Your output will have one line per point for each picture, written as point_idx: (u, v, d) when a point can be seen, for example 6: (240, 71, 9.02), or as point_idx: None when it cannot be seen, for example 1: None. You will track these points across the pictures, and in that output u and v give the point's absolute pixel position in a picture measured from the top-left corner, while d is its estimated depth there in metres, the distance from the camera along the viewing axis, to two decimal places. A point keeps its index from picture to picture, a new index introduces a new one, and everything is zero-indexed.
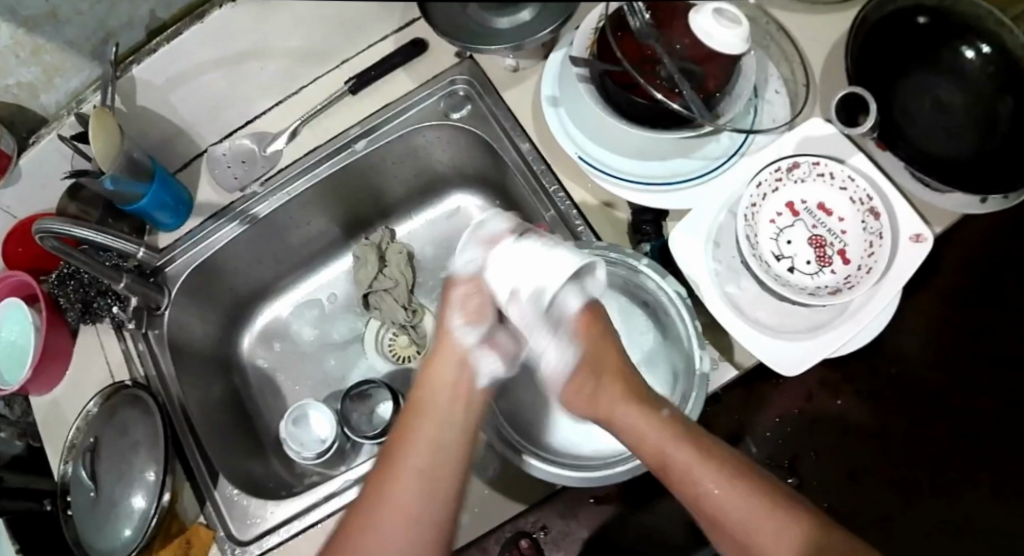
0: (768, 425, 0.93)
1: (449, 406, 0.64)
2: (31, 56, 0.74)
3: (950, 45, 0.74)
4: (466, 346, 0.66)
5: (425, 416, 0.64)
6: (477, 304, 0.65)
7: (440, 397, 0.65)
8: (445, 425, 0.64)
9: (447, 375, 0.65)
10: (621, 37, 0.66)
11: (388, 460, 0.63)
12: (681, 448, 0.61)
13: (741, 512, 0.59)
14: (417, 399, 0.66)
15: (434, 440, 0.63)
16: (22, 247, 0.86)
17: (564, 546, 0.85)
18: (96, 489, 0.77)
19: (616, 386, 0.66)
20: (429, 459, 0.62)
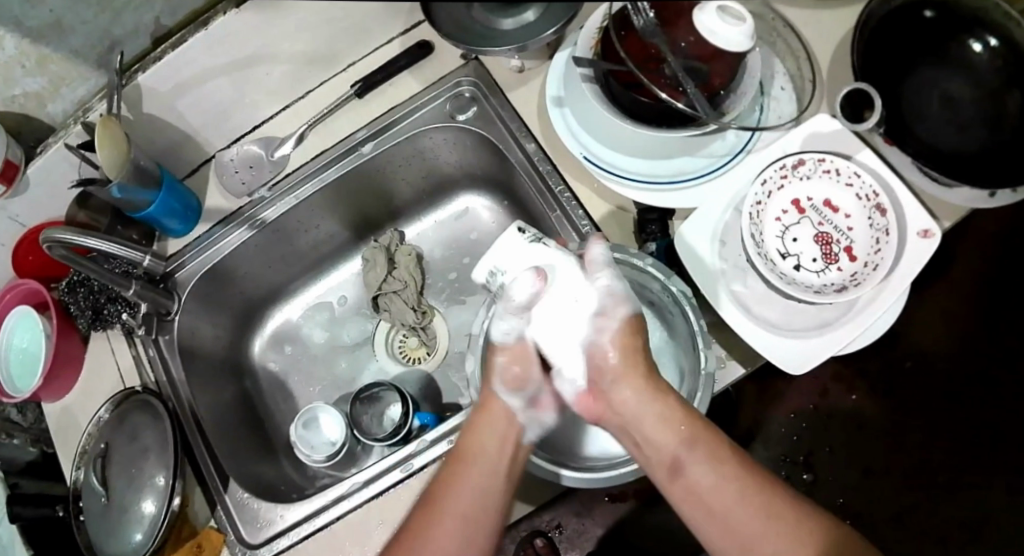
0: (782, 422, 1.01)
1: (497, 463, 0.62)
2: (37, 65, 0.75)
3: (957, 38, 0.74)
4: (512, 408, 0.64)
5: (468, 469, 0.62)
6: (521, 370, 0.63)
7: (488, 452, 0.62)
8: (491, 478, 0.61)
9: (493, 431, 0.63)
10: (625, 36, 0.66)
11: (431, 509, 0.60)
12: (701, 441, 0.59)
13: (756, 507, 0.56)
14: (459, 453, 0.64)
15: (482, 490, 0.61)
16: (33, 255, 0.87)
17: (579, 543, 0.95)
18: (107, 495, 0.78)
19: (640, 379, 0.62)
20: (476, 509, 0.60)
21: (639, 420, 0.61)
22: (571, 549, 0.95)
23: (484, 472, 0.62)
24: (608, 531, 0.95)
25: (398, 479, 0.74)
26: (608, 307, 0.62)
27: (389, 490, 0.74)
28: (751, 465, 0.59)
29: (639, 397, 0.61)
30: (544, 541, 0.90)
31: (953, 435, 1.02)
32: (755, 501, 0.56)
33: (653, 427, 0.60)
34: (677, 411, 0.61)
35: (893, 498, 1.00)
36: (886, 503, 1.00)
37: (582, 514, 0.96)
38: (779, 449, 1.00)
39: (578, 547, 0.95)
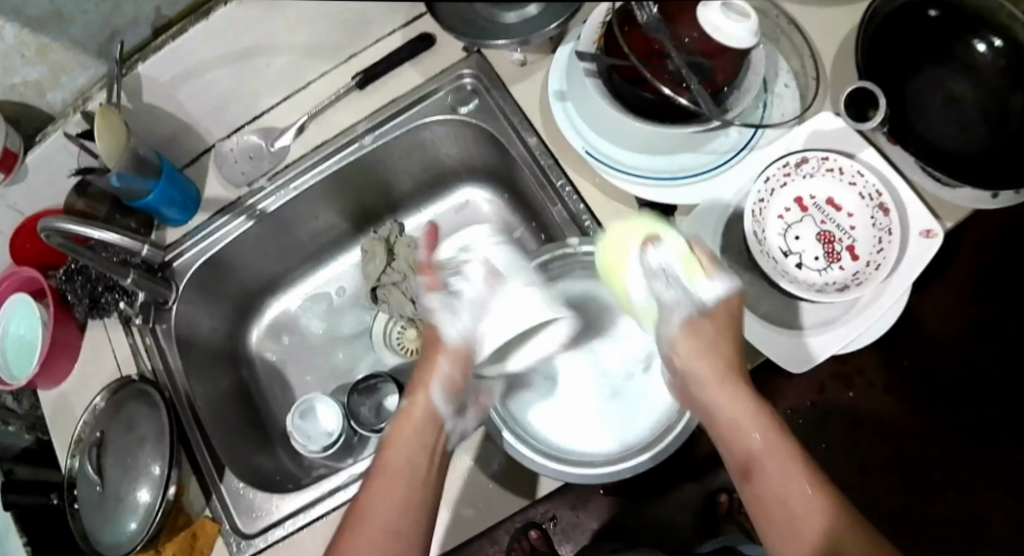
0: (779, 417, 1.00)
1: (419, 465, 0.63)
2: (37, 54, 0.74)
3: (962, 38, 0.73)
4: (438, 411, 0.65)
5: (394, 474, 0.62)
6: (461, 374, 0.66)
7: (409, 451, 0.63)
8: (416, 482, 0.62)
9: (416, 429, 0.64)
10: (628, 32, 0.65)
11: (357, 515, 0.60)
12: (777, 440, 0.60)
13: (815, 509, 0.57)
14: (386, 460, 0.63)
15: (407, 495, 0.61)
16: (30, 243, 0.86)
17: (573, 536, 0.99)
18: (102, 483, 0.78)
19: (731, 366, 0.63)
20: (397, 501, 0.60)
21: (726, 407, 0.62)
22: (564, 541, 0.99)
23: (402, 469, 0.62)
24: (602, 525, 0.99)
25: None
26: (709, 277, 0.63)
27: None
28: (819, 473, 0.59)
29: (733, 387, 0.62)
30: (539, 533, 0.97)
31: (946, 434, 1.03)
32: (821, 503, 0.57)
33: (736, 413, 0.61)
34: (754, 408, 0.61)
35: (882, 493, 1.01)
36: (878, 499, 1.01)
37: (577, 508, 0.99)
38: None
39: (571, 540, 0.98)
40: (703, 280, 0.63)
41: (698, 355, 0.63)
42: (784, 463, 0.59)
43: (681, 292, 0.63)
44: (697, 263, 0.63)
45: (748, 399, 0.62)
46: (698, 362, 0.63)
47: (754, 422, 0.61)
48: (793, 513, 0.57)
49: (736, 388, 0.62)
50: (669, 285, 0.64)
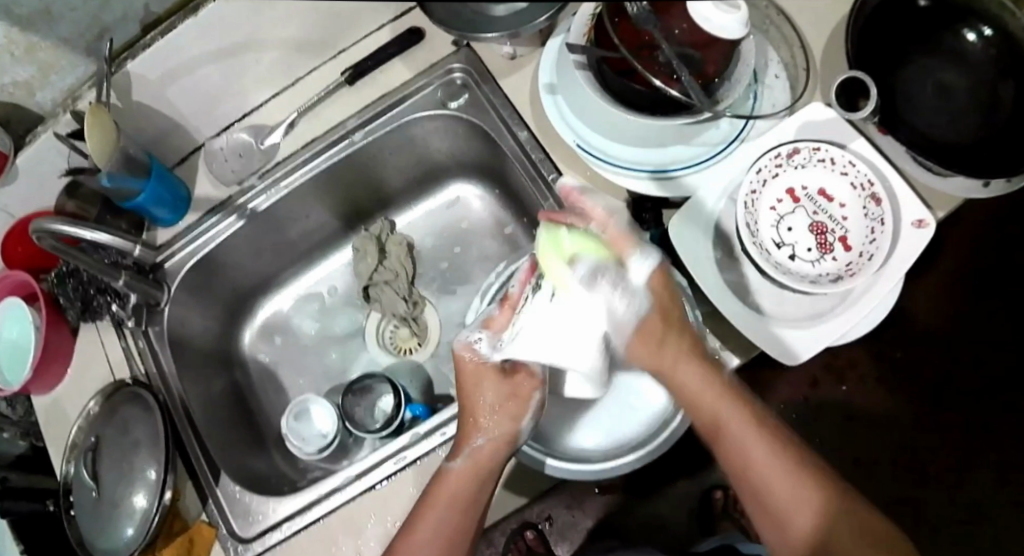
0: (773, 411, 1.02)
1: (472, 496, 0.64)
2: (26, 54, 0.74)
3: (952, 27, 0.73)
4: (495, 443, 0.65)
5: (442, 507, 0.63)
6: (512, 396, 0.65)
7: (461, 486, 0.64)
8: (466, 513, 0.63)
9: (470, 469, 0.64)
10: (619, 23, 0.64)
11: (408, 538, 0.62)
12: (736, 413, 0.60)
13: (779, 478, 0.58)
14: (438, 488, 0.64)
15: (456, 527, 0.62)
16: (22, 247, 0.85)
17: (569, 535, 0.98)
18: (98, 488, 0.78)
19: (682, 343, 0.62)
20: (447, 540, 0.62)
21: (684, 385, 0.62)
22: (561, 541, 0.99)
23: (454, 507, 0.63)
24: (597, 524, 0.99)
25: (389, 473, 0.74)
26: (631, 261, 0.61)
27: (379, 485, 0.74)
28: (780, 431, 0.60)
29: (685, 358, 0.62)
30: (535, 534, 0.96)
31: (943, 426, 1.03)
32: (784, 471, 0.58)
33: (694, 388, 0.61)
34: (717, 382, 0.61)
35: (880, 486, 1.02)
36: (876, 492, 1.01)
37: (573, 508, 0.98)
38: None
39: (567, 540, 0.98)
40: (628, 266, 0.61)
41: (647, 334, 0.62)
42: (746, 434, 0.59)
43: (618, 287, 0.61)
44: (610, 252, 0.61)
45: (702, 367, 0.62)
46: (647, 341, 0.62)
47: (711, 388, 0.61)
48: (756, 475, 0.59)
49: (687, 359, 0.62)
50: (604, 284, 0.61)
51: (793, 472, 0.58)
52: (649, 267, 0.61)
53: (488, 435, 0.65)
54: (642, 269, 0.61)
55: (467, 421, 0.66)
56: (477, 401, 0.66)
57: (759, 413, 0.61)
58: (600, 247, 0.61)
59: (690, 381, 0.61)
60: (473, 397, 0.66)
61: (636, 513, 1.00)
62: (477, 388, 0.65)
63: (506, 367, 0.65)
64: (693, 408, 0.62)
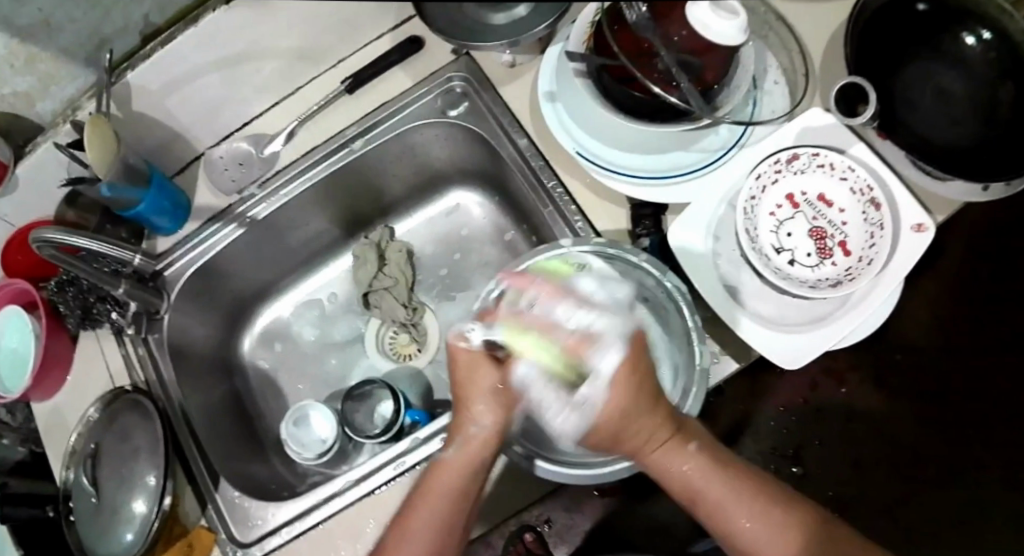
0: (772, 415, 1.01)
1: (464, 488, 0.64)
2: (26, 64, 0.74)
3: (950, 31, 0.73)
4: (490, 434, 0.65)
5: (431, 497, 0.63)
6: (504, 384, 0.65)
7: (452, 478, 0.63)
8: (455, 504, 0.63)
9: (460, 458, 0.64)
10: (617, 30, 0.65)
11: (399, 526, 0.63)
12: (709, 482, 0.62)
13: (764, 540, 0.60)
14: (430, 478, 0.64)
15: (445, 518, 0.62)
16: (22, 255, 0.86)
17: (568, 537, 0.98)
18: (97, 495, 0.78)
19: (652, 427, 0.61)
20: (438, 531, 0.62)
21: (658, 463, 0.63)
22: (560, 543, 0.97)
23: (445, 498, 0.63)
24: (595, 526, 0.99)
25: (389, 477, 0.74)
26: (593, 365, 0.60)
27: (380, 488, 0.74)
28: (758, 485, 0.62)
29: (655, 440, 0.62)
30: (534, 536, 0.94)
31: (943, 429, 1.03)
32: (768, 528, 0.60)
33: (667, 463, 0.62)
34: (687, 457, 0.62)
35: (881, 489, 1.02)
36: (877, 497, 1.01)
37: (571, 510, 0.98)
38: (769, 442, 1.00)
39: (566, 542, 0.97)
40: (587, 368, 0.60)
41: (607, 426, 0.60)
42: (725, 500, 0.61)
43: (561, 399, 0.61)
44: (569, 358, 0.60)
45: (671, 443, 0.62)
46: (608, 434, 0.61)
47: (683, 460, 0.62)
48: (743, 540, 0.60)
49: (656, 441, 0.62)
50: (551, 392, 0.61)
51: (776, 531, 0.60)
52: (616, 363, 0.59)
53: (480, 424, 0.65)
54: (605, 369, 0.59)
55: (461, 409, 0.66)
56: (472, 390, 0.65)
57: (733, 476, 0.62)
58: (557, 350, 0.60)
59: (662, 461, 0.62)
60: (467, 386, 0.65)
61: (636, 516, 1.01)
62: (472, 377, 0.65)
63: (500, 355, 0.65)
64: (667, 480, 0.63)
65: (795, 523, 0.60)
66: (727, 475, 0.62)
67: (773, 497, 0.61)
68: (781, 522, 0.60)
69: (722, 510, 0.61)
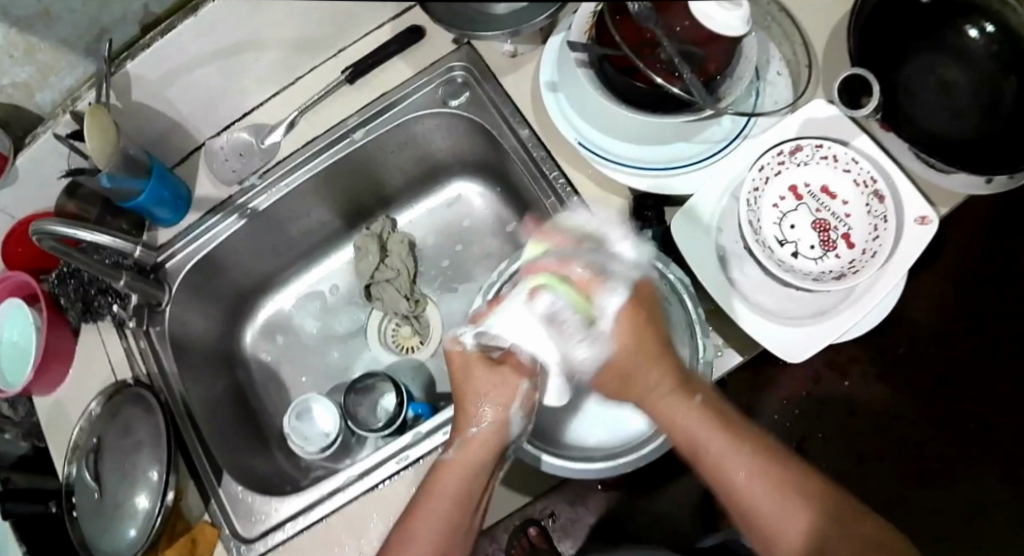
0: (775, 409, 1.03)
1: (468, 489, 0.63)
2: (25, 55, 0.74)
3: (953, 22, 0.73)
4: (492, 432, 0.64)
5: (434, 498, 0.62)
6: (504, 383, 0.64)
7: (455, 478, 0.63)
8: (458, 504, 0.62)
9: (462, 457, 0.63)
10: (620, 21, 0.64)
11: (404, 527, 0.62)
12: (714, 434, 0.59)
13: (768, 497, 0.56)
14: (433, 479, 0.63)
15: (449, 517, 0.62)
16: (23, 247, 0.85)
17: (572, 531, 1.00)
18: (100, 490, 0.78)
19: (659, 376, 0.61)
20: (444, 529, 0.61)
21: (662, 411, 0.61)
22: (564, 537, 1.00)
23: (450, 497, 0.62)
24: (600, 520, 1.00)
25: (393, 471, 0.74)
26: (602, 303, 0.62)
27: (384, 483, 0.74)
28: (766, 445, 0.59)
29: (660, 386, 0.61)
30: (538, 530, 0.96)
31: (944, 421, 1.03)
32: (772, 487, 0.57)
33: (671, 410, 0.61)
34: (693, 405, 0.60)
35: (882, 482, 1.02)
36: (879, 489, 1.02)
37: (576, 505, 1.00)
38: (774, 435, 1.02)
39: (570, 536, 0.99)
40: (595, 311, 0.62)
41: (617, 371, 0.63)
42: (730, 454, 0.58)
43: (581, 333, 0.62)
44: (582, 296, 0.62)
45: (677, 389, 0.61)
46: (616, 373, 0.63)
47: (687, 409, 0.60)
48: (746, 497, 0.57)
49: (662, 387, 0.61)
50: (574, 325, 0.62)
51: (781, 489, 0.56)
52: (621, 305, 0.62)
53: (480, 424, 0.64)
54: (612, 308, 0.62)
55: (462, 409, 0.65)
56: (469, 390, 0.65)
57: (740, 432, 0.59)
58: (574, 287, 0.62)
59: (667, 406, 0.61)
60: (466, 386, 0.65)
61: (638, 509, 1.01)
62: (468, 377, 0.65)
63: (494, 356, 0.65)
64: (671, 431, 0.61)
65: (802, 484, 0.57)
66: (734, 430, 0.59)
67: (780, 459, 0.58)
68: (788, 482, 0.57)
69: (726, 465, 0.58)
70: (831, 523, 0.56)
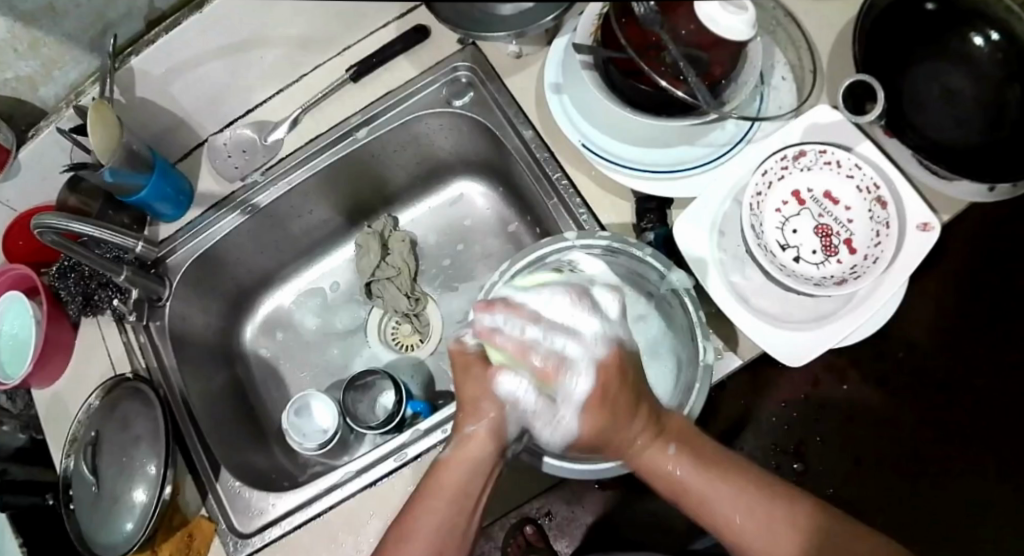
0: (772, 410, 1.02)
1: (469, 486, 0.63)
2: (29, 49, 0.73)
3: (958, 30, 0.73)
4: (494, 431, 0.64)
5: (437, 496, 0.62)
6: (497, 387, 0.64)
7: (455, 477, 0.63)
8: (457, 504, 0.62)
9: (462, 456, 0.64)
10: (626, 23, 0.64)
11: (404, 526, 0.62)
12: (698, 479, 0.62)
13: (761, 534, 0.59)
14: (436, 476, 0.64)
15: (449, 516, 0.62)
16: (23, 240, 0.86)
17: (569, 530, 1.00)
18: (98, 483, 0.78)
19: (636, 434, 0.62)
20: (444, 527, 0.61)
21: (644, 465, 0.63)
22: (560, 537, 1.00)
23: (450, 495, 0.62)
24: (597, 519, 1.01)
25: (392, 468, 0.74)
26: (567, 385, 0.63)
27: (383, 480, 0.74)
28: (749, 475, 0.62)
29: (636, 444, 0.63)
30: (534, 529, 0.98)
31: (941, 426, 1.04)
32: (761, 523, 0.59)
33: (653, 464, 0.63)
34: (672, 455, 0.63)
35: (879, 486, 1.02)
36: (875, 493, 1.02)
37: (573, 503, 1.00)
38: (771, 437, 1.02)
39: (567, 535, 1.00)
40: (558, 387, 0.63)
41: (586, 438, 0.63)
42: (717, 495, 0.61)
43: (545, 406, 0.64)
44: (545, 380, 0.63)
45: (652, 443, 0.63)
46: (589, 444, 0.63)
47: (667, 461, 0.63)
48: (741, 537, 0.60)
49: (638, 446, 0.63)
50: (538, 404, 0.63)
51: (772, 523, 0.59)
52: (586, 389, 0.62)
53: (478, 423, 0.64)
54: (578, 392, 0.62)
55: (463, 408, 0.66)
56: (467, 391, 0.65)
57: (721, 472, 0.62)
58: (534, 372, 0.63)
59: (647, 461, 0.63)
60: (466, 387, 0.65)
61: (636, 509, 1.01)
62: (466, 377, 0.66)
63: (493, 357, 0.66)
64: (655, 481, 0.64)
65: (789, 513, 0.60)
66: (716, 471, 0.62)
67: (764, 490, 0.61)
68: (775, 514, 0.60)
69: (715, 506, 0.61)
70: (816, 547, 0.59)
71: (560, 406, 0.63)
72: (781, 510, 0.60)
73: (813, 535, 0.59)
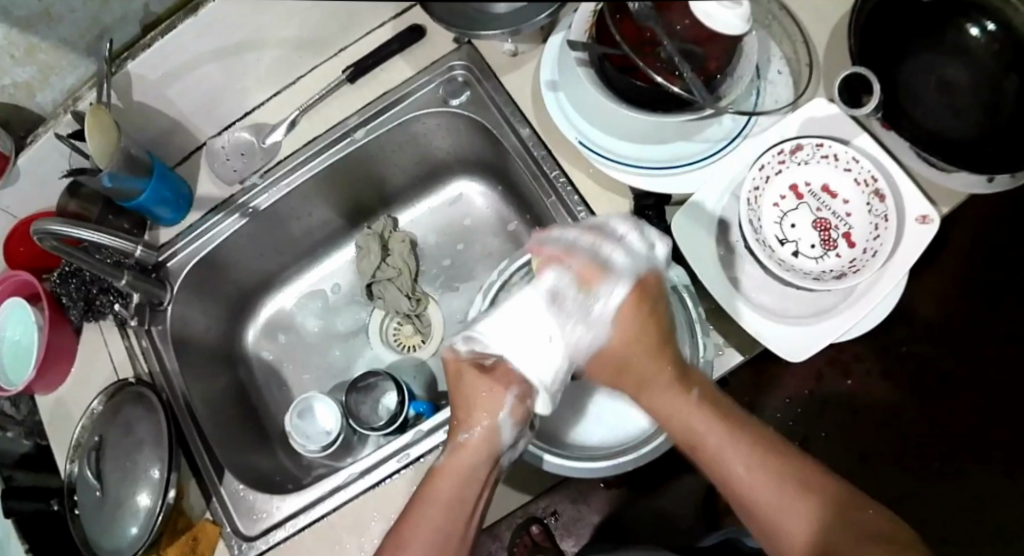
0: (778, 407, 1.03)
1: (464, 493, 0.63)
2: (26, 55, 0.74)
3: (956, 20, 0.73)
4: (488, 439, 0.64)
5: (431, 503, 0.62)
6: (490, 394, 0.64)
7: (450, 484, 0.63)
8: (452, 511, 0.62)
9: (456, 462, 0.64)
10: (620, 20, 0.64)
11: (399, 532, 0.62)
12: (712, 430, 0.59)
13: (768, 495, 0.57)
14: (430, 483, 0.64)
15: (444, 524, 0.62)
16: (24, 247, 0.86)
17: (575, 530, 1.00)
18: (102, 488, 0.78)
19: (660, 371, 0.62)
20: (439, 535, 0.61)
21: (659, 407, 0.62)
22: (566, 536, 1.00)
23: (445, 502, 0.62)
24: (604, 518, 1.01)
25: (394, 470, 0.74)
26: (603, 293, 0.62)
27: (386, 481, 0.74)
28: (764, 436, 0.60)
29: (655, 378, 0.62)
30: (540, 528, 0.98)
31: (947, 419, 1.03)
32: (772, 485, 0.57)
33: (670, 407, 0.61)
34: (689, 401, 0.61)
35: (885, 480, 1.02)
36: (882, 487, 1.01)
37: (578, 502, 1.01)
38: (775, 432, 1.02)
39: (573, 535, 1.00)
40: (596, 298, 0.62)
41: (612, 359, 0.63)
42: (731, 450, 0.59)
43: (578, 315, 0.62)
44: (586, 283, 0.62)
45: (673, 384, 0.61)
46: (612, 364, 0.64)
47: (685, 407, 0.61)
48: (749, 497, 0.58)
49: (658, 378, 0.62)
50: (573, 303, 0.62)
51: (782, 488, 0.57)
52: (623, 298, 0.62)
53: (471, 431, 0.65)
54: (613, 302, 0.62)
55: (458, 413, 0.66)
56: (461, 397, 0.66)
57: (738, 427, 0.59)
58: (576, 272, 0.62)
59: (665, 403, 0.61)
60: (460, 392, 0.66)
61: (641, 507, 1.01)
62: (459, 385, 0.66)
63: (486, 363, 0.65)
64: (671, 427, 0.61)
65: (802, 480, 0.57)
66: (732, 424, 0.60)
67: (778, 453, 0.58)
68: (788, 480, 0.57)
69: (725, 462, 0.59)
70: (831, 515, 0.56)
71: (597, 315, 0.62)
72: (799, 474, 0.58)
73: (831, 502, 0.56)
